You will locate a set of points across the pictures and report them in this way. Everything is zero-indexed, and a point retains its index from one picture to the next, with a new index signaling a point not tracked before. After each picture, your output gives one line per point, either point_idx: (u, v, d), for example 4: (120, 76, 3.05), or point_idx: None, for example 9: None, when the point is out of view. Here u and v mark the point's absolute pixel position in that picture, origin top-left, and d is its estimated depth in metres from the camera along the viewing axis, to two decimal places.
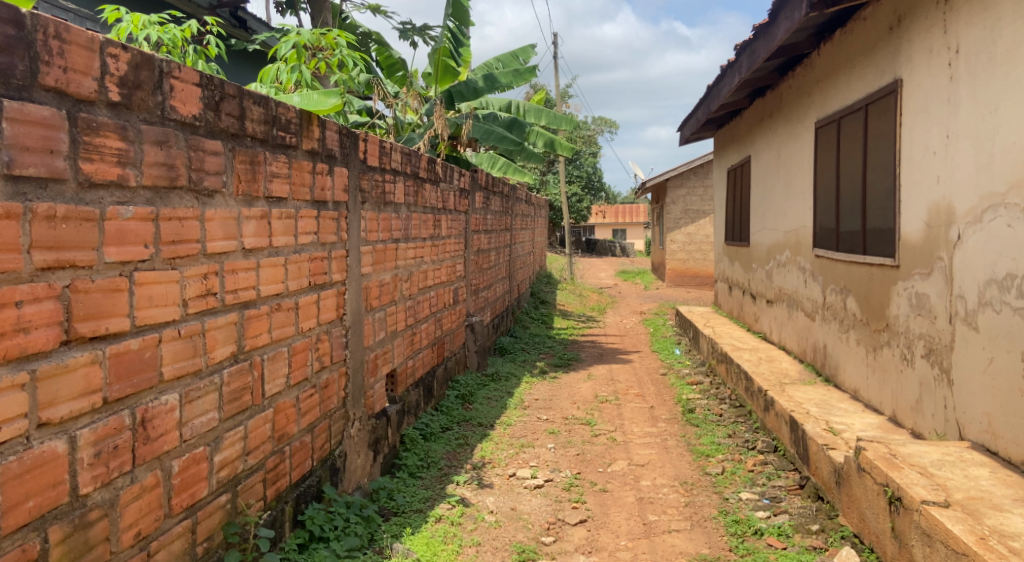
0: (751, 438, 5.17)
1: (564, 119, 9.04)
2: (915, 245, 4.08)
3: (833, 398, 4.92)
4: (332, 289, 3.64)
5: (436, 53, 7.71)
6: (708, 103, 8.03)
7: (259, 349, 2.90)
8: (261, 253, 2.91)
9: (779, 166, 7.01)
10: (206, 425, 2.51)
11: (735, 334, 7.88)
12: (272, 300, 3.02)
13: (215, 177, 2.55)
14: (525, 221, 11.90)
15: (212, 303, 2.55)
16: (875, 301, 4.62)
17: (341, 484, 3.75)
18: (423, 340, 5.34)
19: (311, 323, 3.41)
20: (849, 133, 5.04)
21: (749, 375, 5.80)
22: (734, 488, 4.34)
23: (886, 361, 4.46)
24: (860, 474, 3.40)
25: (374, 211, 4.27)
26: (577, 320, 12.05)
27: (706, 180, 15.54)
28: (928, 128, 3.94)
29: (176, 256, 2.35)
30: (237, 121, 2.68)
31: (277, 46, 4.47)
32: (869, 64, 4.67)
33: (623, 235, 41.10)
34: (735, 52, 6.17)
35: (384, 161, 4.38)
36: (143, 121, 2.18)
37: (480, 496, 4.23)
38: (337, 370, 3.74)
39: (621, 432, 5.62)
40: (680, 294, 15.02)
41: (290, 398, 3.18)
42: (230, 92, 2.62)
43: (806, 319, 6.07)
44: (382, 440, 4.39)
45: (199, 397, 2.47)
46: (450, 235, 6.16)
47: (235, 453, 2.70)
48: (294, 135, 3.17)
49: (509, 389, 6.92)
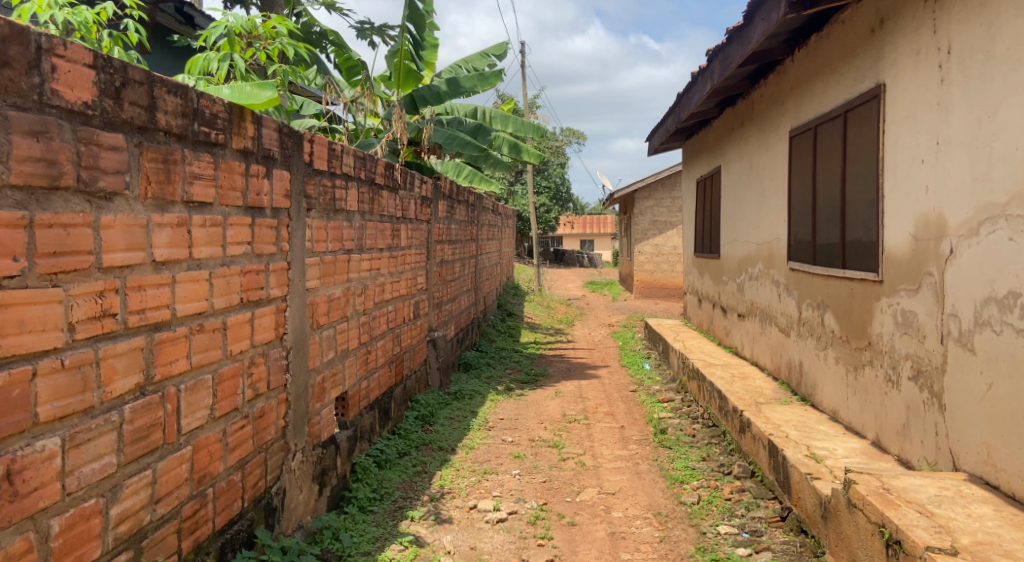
0: (727, 462, 4.84)
1: (532, 126, 8.74)
2: (900, 259, 3.80)
3: (813, 420, 4.62)
4: (269, 307, 3.25)
5: (398, 57, 7.33)
6: (677, 111, 7.76)
7: (173, 379, 2.50)
8: (178, 265, 2.52)
9: (751, 177, 6.75)
10: (100, 472, 2.13)
11: (706, 349, 7.60)
12: (192, 320, 2.61)
13: (114, 177, 2.16)
14: (491, 232, 11.54)
15: (111, 326, 2.17)
16: (856, 318, 4.34)
17: (277, 525, 3.35)
18: (379, 359, 4.94)
19: (243, 345, 3.01)
20: (827, 142, 4.76)
21: (722, 393, 5.49)
22: (711, 521, 4.00)
23: (868, 381, 4.17)
24: (850, 510, 3.08)
25: (322, 219, 3.87)
26: (544, 333, 11.69)
27: (674, 192, 15.35)
28: (914, 136, 3.67)
29: (58, 271, 1.98)
30: (147, 111, 2.29)
31: (209, 33, 4.03)
32: (849, 68, 4.40)
33: (590, 245, 40.90)
34: (707, 57, 5.88)
35: (334, 165, 3.99)
36: (13, 106, 1.84)
37: (436, 535, 3.85)
38: (275, 398, 3.34)
39: (591, 456, 5.27)
40: (648, 306, 14.79)
41: (214, 432, 2.79)
42: (137, 78, 2.24)
43: (780, 335, 5.80)
44: (330, 471, 3.99)
45: (89, 440, 2.09)
46: (410, 245, 5.78)
47: (140, 503, 2.31)
48: (222, 132, 2.77)
49: (471, 408, 6.53)
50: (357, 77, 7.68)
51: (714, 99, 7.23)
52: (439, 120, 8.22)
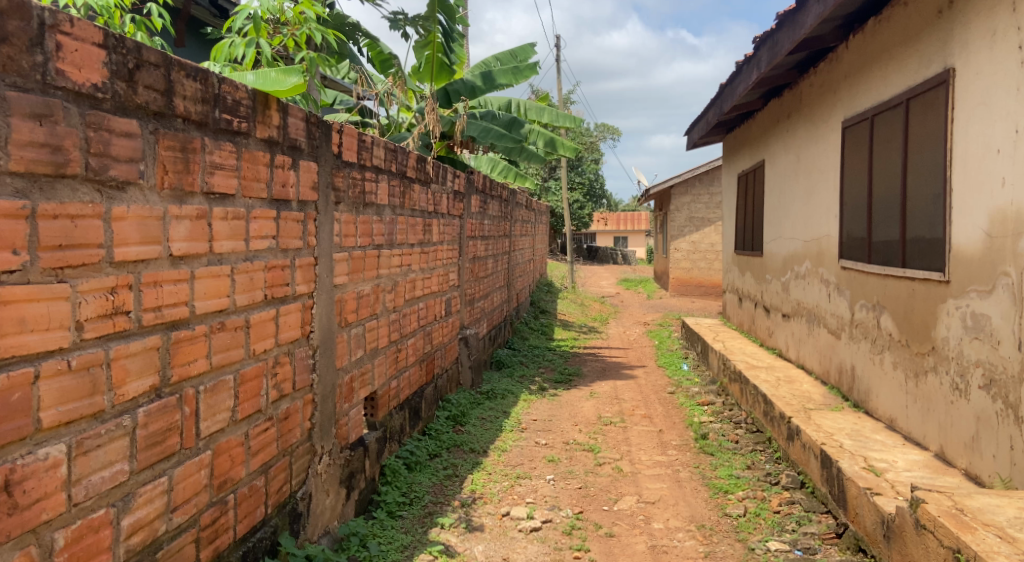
0: (774, 472, 4.60)
1: (568, 118, 8.53)
2: (972, 258, 3.53)
3: (868, 428, 4.37)
4: (294, 304, 3.10)
5: (429, 50, 7.20)
6: (720, 103, 7.49)
7: (192, 380, 2.36)
8: (197, 260, 2.37)
9: (798, 171, 6.47)
10: (112, 481, 2.00)
11: (748, 350, 7.33)
12: (212, 318, 2.47)
13: (127, 165, 2.02)
14: (525, 228, 11.34)
15: (124, 325, 2.03)
16: (917, 322, 4.07)
17: (303, 532, 3.20)
18: (410, 358, 4.79)
19: (267, 344, 2.87)
20: (886, 132, 4.49)
21: (768, 398, 5.25)
22: (760, 536, 3.77)
23: (931, 389, 3.91)
24: (918, 532, 2.84)
25: (351, 213, 3.73)
26: (578, 331, 11.46)
27: (712, 188, 15.03)
28: (989, 124, 3.40)
29: (64, 265, 1.84)
30: (164, 96, 2.15)
31: (234, 17, 3.91)
32: (912, 53, 4.13)
33: (624, 242, 40.50)
34: (754, 44, 5.62)
35: (363, 157, 3.84)
36: (12, 85, 1.71)
37: (467, 544, 3.68)
38: (301, 399, 3.20)
39: (628, 461, 5.06)
40: (685, 304, 14.50)
41: (236, 436, 2.64)
42: (153, 60, 2.09)
43: (829, 337, 5.53)
44: (358, 474, 3.85)
45: (100, 446, 1.96)
46: (442, 240, 5.62)
47: (155, 512, 2.17)
48: (246, 120, 2.62)
49: (504, 409, 6.36)
50: (390, 70, 7.57)
51: (759, 89, 6.96)
52: (473, 114, 7.99)
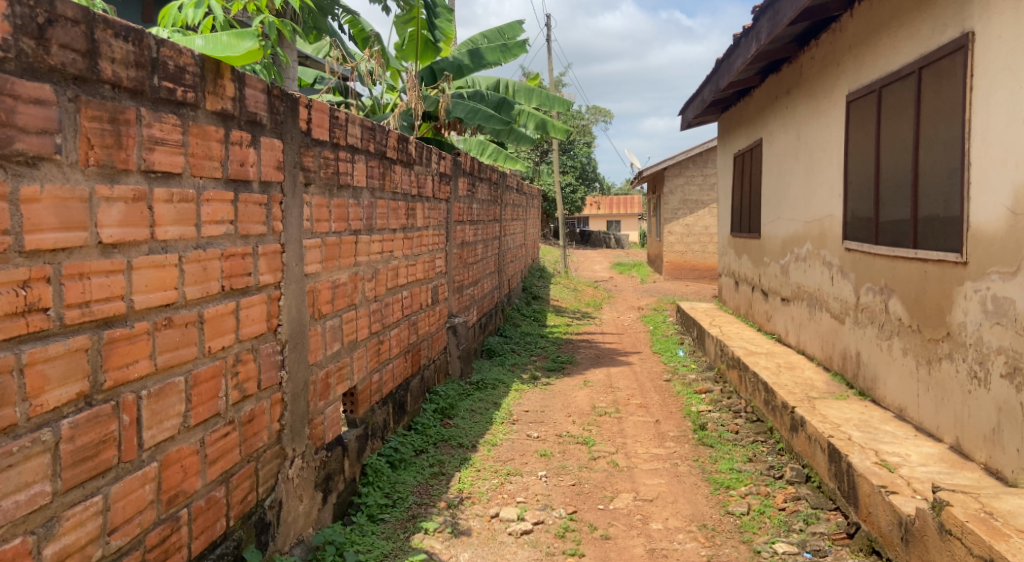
0: (777, 464, 4.37)
1: (558, 99, 8.24)
2: (991, 237, 3.28)
3: (877, 418, 4.13)
4: (257, 296, 2.81)
5: (413, 26, 6.91)
6: (716, 79, 7.18)
7: (133, 385, 2.08)
8: (136, 248, 2.08)
9: (798, 148, 6.20)
10: (29, 505, 1.76)
11: (746, 335, 7.09)
12: (157, 314, 2.18)
13: (37, 137, 1.76)
14: (516, 211, 11.02)
15: (39, 325, 1.78)
16: (930, 306, 3.82)
17: (272, 543, 2.95)
18: (393, 350, 4.52)
19: (226, 340, 2.58)
20: (896, 104, 4.22)
21: (769, 386, 5.00)
22: (766, 537, 3.52)
23: (946, 376, 3.67)
24: (941, 537, 2.60)
25: (323, 195, 3.43)
26: (572, 317, 11.20)
27: (706, 169, 14.77)
28: (1012, 90, 3.13)
29: None
30: (86, 57, 1.87)
31: None
32: (926, 17, 3.85)
33: (617, 226, 40.24)
34: (754, 14, 5.33)
35: (336, 135, 3.53)
36: None
37: (453, 551, 3.43)
38: (267, 399, 2.92)
39: (624, 455, 4.81)
40: (680, 287, 14.26)
41: (190, 444, 2.37)
42: (69, 15, 1.83)
43: (832, 321, 5.28)
44: (336, 476, 3.58)
45: (11, 467, 1.71)
46: (427, 225, 5.33)
47: (87, 535, 1.92)
48: (193, 90, 2.31)
49: (494, 400, 6.10)
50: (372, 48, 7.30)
51: (757, 64, 6.67)
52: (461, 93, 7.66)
